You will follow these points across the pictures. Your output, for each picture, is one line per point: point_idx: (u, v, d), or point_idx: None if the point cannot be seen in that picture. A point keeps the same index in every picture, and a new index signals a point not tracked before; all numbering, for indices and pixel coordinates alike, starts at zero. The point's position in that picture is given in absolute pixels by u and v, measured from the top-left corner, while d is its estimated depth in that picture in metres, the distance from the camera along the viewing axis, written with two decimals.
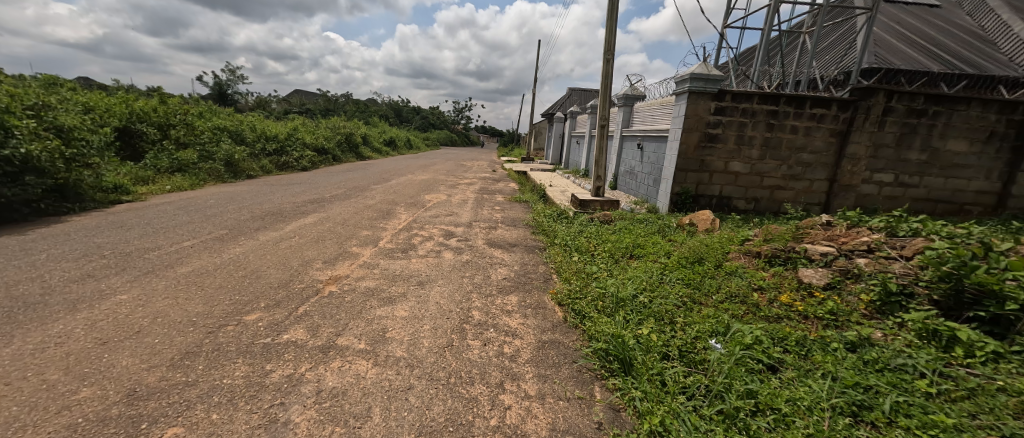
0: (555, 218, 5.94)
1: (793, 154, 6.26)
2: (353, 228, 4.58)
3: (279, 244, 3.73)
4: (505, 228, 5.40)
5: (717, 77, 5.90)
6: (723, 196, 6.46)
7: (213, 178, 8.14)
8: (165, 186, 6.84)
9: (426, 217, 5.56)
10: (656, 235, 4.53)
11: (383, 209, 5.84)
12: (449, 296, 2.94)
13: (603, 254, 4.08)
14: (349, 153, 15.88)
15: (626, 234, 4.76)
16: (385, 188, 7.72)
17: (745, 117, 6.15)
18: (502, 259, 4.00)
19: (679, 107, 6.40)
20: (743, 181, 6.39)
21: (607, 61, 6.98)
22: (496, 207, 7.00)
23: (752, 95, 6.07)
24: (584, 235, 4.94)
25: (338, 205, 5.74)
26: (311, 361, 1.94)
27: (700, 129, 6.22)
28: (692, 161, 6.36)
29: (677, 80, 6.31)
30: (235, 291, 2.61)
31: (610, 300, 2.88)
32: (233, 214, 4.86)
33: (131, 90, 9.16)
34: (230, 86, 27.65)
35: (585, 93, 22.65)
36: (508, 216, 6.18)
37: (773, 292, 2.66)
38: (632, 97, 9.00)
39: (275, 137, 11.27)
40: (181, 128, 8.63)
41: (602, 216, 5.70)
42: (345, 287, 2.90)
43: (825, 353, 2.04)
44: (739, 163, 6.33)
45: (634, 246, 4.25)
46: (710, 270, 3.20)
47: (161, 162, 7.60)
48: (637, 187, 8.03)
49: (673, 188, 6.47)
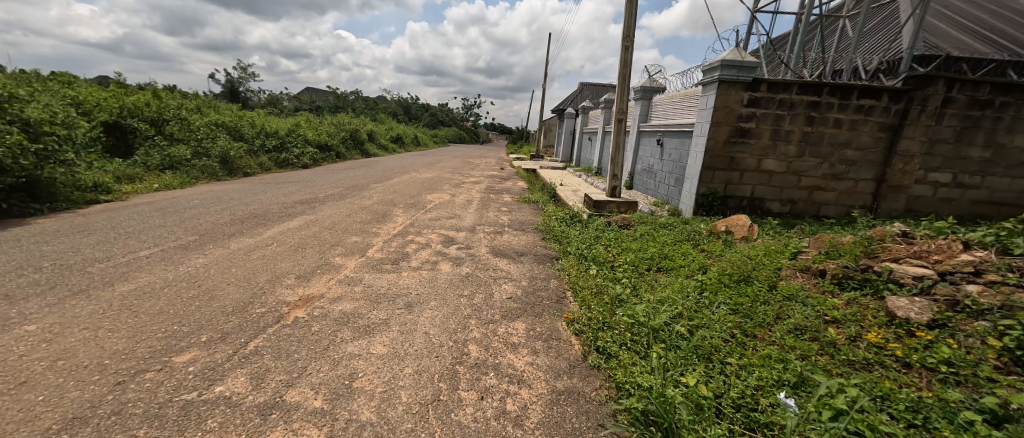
0: (568, 222, 5.35)
1: (836, 151, 5.63)
2: (342, 234, 4.07)
3: (251, 254, 3.23)
4: (512, 233, 4.83)
5: (752, 64, 5.27)
6: (756, 198, 5.83)
7: (206, 176, 7.74)
8: (152, 185, 6.43)
9: (426, 220, 5.05)
10: (685, 242, 3.97)
11: (379, 210, 5.34)
12: (441, 324, 2.40)
13: (625, 267, 3.55)
14: (354, 150, 15.46)
15: (649, 241, 4.19)
16: (385, 187, 7.23)
17: (782, 109, 5.50)
18: (507, 272, 3.45)
19: (706, 97, 5.77)
20: (778, 180, 5.75)
21: (625, 48, 6.37)
22: (503, 208, 6.46)
23: (791, 84, 5.42)
24: (602, 242, 4.37)
25: (330, 207, 5.25)
26: (241, 432, 1.41)
27: (731, 122, 5.58)
28: (721, 158, 5.72)
29: (706, 68, 5.69)
30: (174, 320, 2.09)
31: (641, 332, 2.31)
32: (211, 217, 4.38)
33: (125, 83, 8.81)
34: (241, 83, 27.56)
35: (598, 88, 21.92)
36: (516, 219, 5.63)
37: (854, 327, 2.09)
38: (650, 89, 8.36)
39: (275, 133, 10.87)
40: (176, 123, 8.23)
41: (621, 219, 5.13)
42: (315, 312, 2.37)
43: (956, 427, 1.47)
44: (774, 160, 5.69)
45: (661, 257, 3.69)
46: (761, 292, 2.62)
47: (152, 159, 7.19)
48: (656, 186, 7.41)
49: (699, 189, 5.84)
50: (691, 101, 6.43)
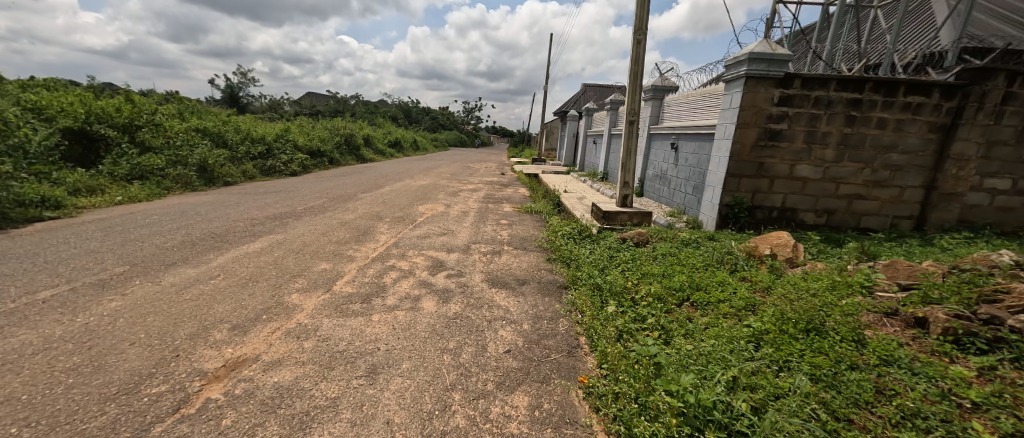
0: (577, 238, 4.68)
1: (879, 155, 4.97)
2: (309, 260, 3.41)
3: (183, 291, 2.57)
4: (512, 254, 4.18)
5: (785, 57, 4.62)
6: (787, 208, 5.17)
7: (180, 186, 7.11)
8: (115, 198, 5.80)
9: (414, 238, 4.40)
10: (718, 267, 3.33)
11: (361, 226, 4.69)
12: (412, 404, 1.74)
13: (649, 302, 2.91)
14: (348, 156, 14.83)
15: (674, 265, 3.54)
16: (373, 198, 6.60)
17: (818, 108, 4.85)
18: (505, 310, 2.79)
19: (730, 95, 5.11)
20: (813, 189, 5.09)
21: (637, 43, 5.73)
22: (502, 220, 5.80)
23: (829, 80, 4.77)
24: (618, 265, 3.71)
25: (305, 223, 4.60)
26: None
27: (760, 123, 4.91)
28: (749, 164, 5.04)
29: (730, 63, 5.04)
30: (16, 417, 1.43)
31: (690, 415, 1.64)
32: (160, 238, 3.74)
33: (98, 87, 8.20)
34: (242, 88, 27.13)
35: (602, 89, 21.28)
36: (517, 235, 4.97)
37: (1012, 421, 1.44)
38: (662, 88, 7.72)
39: (262, 139, 10.26)
40: (149, 129, 7.61)
41: (637, 235, 4.46)
42: (238, 388, 1.71)
43: None
44: (808, 166, 5.03)
45: (693, 289, 3.03)
46: (846, 350, 1.96)
47: (119, 168, 6.57)
48: (671, 195, 6.75)
49: (723, 198, 5.17)
50: (711, 101, 5.78)
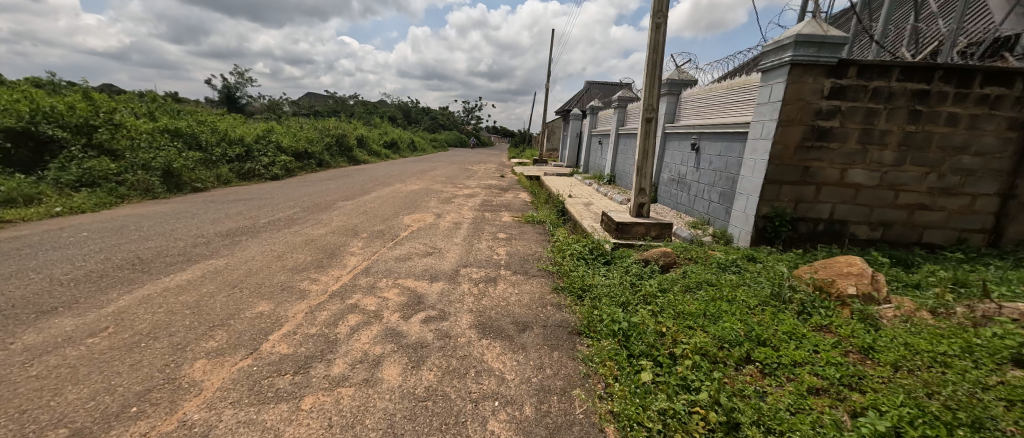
0: (589, 258, 3.89)
1: (946, 158, 4.17)
2: (244, 298, 2.61)
3: (32, 363, 1.78)
4: (511, 281, 3.39)
5: (840, 39, 3.83)
6: (836, 220, 4.38)
7: (139, 193, 6.32)
8: (53, 208, 5.01)
9: (391, 261, 3.61)
10: (778, 307, 2.54)
11: (329, 245, 3.90)
12: None
13: (695, 364, 2.13)
14: (339, 158, 14.02)
15: (717, 303, 2.75)
16: (354, 207, 5.81)
17: (876, 102, 4.06)
18: (500, 381, 1.99)
19: (769, 86, 4.32)
20: (867, 197, 4.30)
21: (656, 27, 4.94)
22: (500, 234, 5.01)
23: (890, 68, 3.99)
24: (643, 300, 2.92)
25: (261, 242, 3.81)
26: None
27: (807, 120, 4.12)
28: (792, 168, 4.24)
29: (769, 48, 4.24)
30: None
31: None
32: (65, 267, 2.95)
33: (54, 85, 7.40)
34: (238, 88, 26.36)
35: (607, 86, 20.47)
36: (517, 253, 4.19)
37: None
38: (678, 82, 6.93)
39: (241, 140, 9.46)
40: (108, 129, 6.81)
41: (663, 257, 3.68)
42: None
43: None
44: (862, 171, 4.24)
45: (753, 343, 2.25)
46: None
47: (66, 174, 5.78)
48: (691, 202, 5.97)
49: (760, 209, 4.37)
50: (742, 95, 4.99)
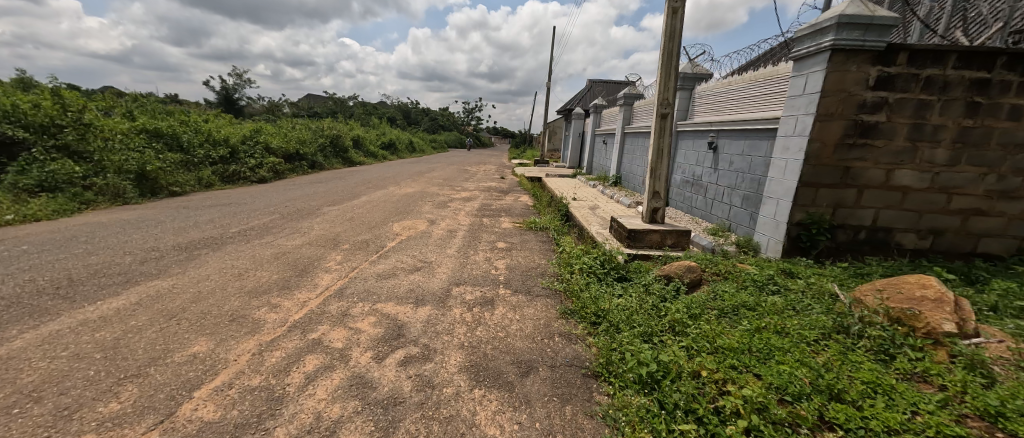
0: (601, 273, 3.38)
1: (1008, 156, 3.65)
2: (179, 333, 2.10)
3: None
4: (511, 303, 2.89)
5: (891, 20, 3.31)
6: (880, 228, 3.86)
7: (107, 199, 5.84)
8: (3, 216, 4.52)
9: (372, 279, 3.10)
10: (845, 344, 2.04)
11: (302, 260, 3.40)
12: None
13: (753, 429, 1.61)
14: (334, 159, 13.53)
15: (765, 335, 2.24)
16: (340, 213, 5.32)
17: (928, 94, 3.55)
18: None
19: (804, 75, 3.80)
20: (915, 202, 3.79)
21: (673, 12, 4.43)
22: (499, 243, 4.51)
23: (946, 54, 3.48)
24: (671, 332, 2.41)
25: (223, 256, 3.31)
26: None
27: (849, 114, 3.60)
28: (831, 169, 3.73)
29: (805, 33, 3.73)
30: None
31: None
32: None
33: (23, 83, 6.92)
34: (236, 89, 25.97)
35: (610, 85, 19.95)
36: (518, 267, 3.68)
37: None
38: (692, 77, 6.43)
39: (226, 140, 8.96)
40: (77, 128, 6.31)
41: (687, 273, 3.17)
42: None
43: None
44: (911, 172, 3.72)
45: (826, 398, 1.73)
46: None
47: (24, 178, 5.28)
48: (708, 206, 5.46)
49: (793, 216, 3.86)
50: (768, 88, 4.48)
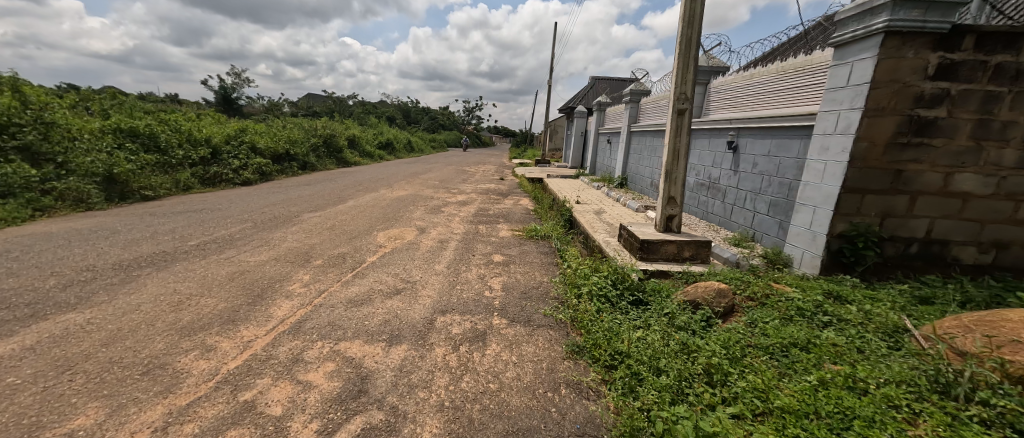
0: (613, 296, 2.86)
1: None
2: (64, 397, 1.58)
3: None
4: (507, 338, 2.37)
5: None
6: (934, 240, 3.32)
7: (67, 205, 5.33)
8: None
9: (341, 306, 2.59)
10: (955, 417, 1.51)
11: (262, 281, 2.88)
12: None
13: None
14: (327, 160, 13.00)
15: (836, 393, 1.71)
16: (320, 221, 4.80)
17: (997, 84, 3.02)
18: None
19: (848, 63, 3.28)
20: (979, 211, 3.24)
21: None
22: (496, 256, 3.99)
23: (1020, 37, 2.95)
24: (710, 385, 1.88)
25: (166, 277, 2.79)
26: None
27: (903, 108, 3.07)
28: (880, 172, 3.20)
29: (852, 13, 3.20)
30: None
31: None
32: None
33: None
34: (233, 88, 25.47)
35: (615, 82, 19.33)
36: (516, 287, 3.16)
37: None
38: (707, 70, 5.90)
39: (209, 140, 8.46)
40: (39, 127, 5.80)
41: (718, 298, 2.64)
42: None
43: None
44: (974, 175, 3.18)
45: None
46: None
47: None
48: (728, 212, 4.94)
49: (834, 226, 3.34)
50: (800, 80, 3.96)
